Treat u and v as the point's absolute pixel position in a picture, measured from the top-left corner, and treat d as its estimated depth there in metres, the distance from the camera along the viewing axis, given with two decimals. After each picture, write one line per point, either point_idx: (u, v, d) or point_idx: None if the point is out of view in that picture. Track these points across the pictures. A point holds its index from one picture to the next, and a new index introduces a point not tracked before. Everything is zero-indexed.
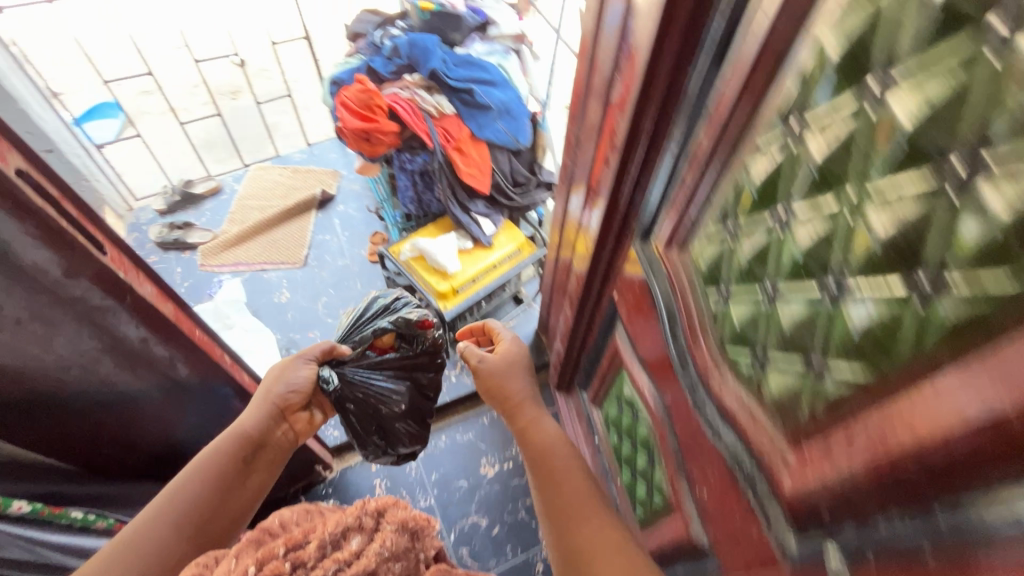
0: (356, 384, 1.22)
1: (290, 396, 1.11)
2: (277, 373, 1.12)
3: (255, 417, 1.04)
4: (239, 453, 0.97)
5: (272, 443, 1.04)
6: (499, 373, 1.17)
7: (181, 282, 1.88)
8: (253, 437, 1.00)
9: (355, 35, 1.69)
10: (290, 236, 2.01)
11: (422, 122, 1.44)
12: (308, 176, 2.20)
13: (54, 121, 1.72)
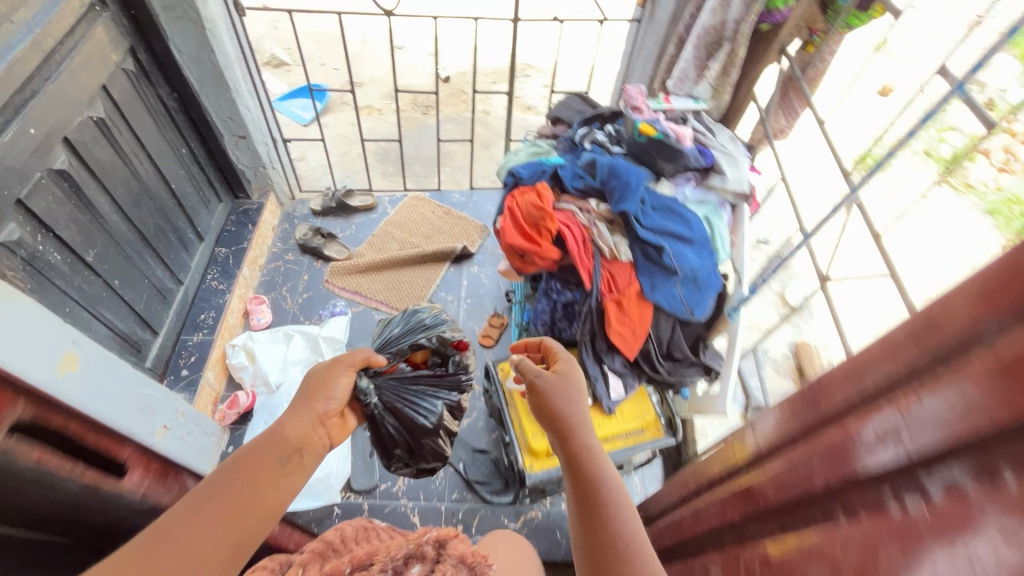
0: (391, 393, 1.01)
1: (330, 403, 0.86)
2: (319, 381, 0.88)
3: (292, 422, 0.79)
4: (271, 465, 0.73)
5: (313, 449, 0.79)
6: (566, 402, 0.88)
7: (302, 292, 1.87)
8: (286, 440, 0.76)
9: (556, 120, 1.51)
10: (416, 281, 1.92)
11: (588, 258, 1.20)
12: (457, 222, 2.10)
13: (255, 110, 1.73)
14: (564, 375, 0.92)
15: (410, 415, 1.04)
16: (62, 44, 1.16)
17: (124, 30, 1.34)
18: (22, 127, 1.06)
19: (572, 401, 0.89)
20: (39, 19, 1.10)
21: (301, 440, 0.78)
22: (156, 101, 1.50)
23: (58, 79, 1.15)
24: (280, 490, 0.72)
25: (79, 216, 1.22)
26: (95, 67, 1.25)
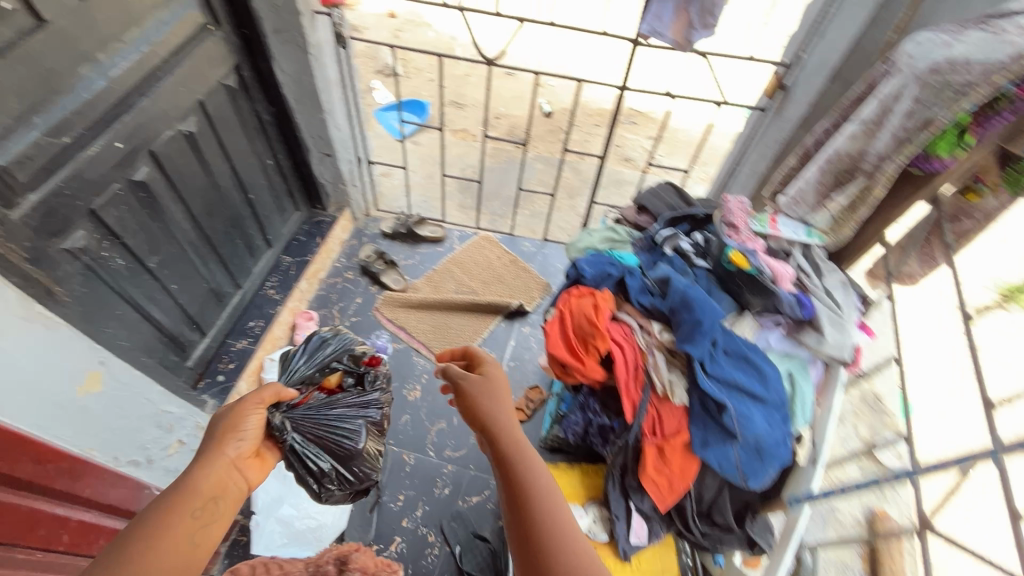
0: (311, 422, 1.00)
1: (242, 446, 0.85)
2: (229, 424, 0.85)
3: (200, 472, 0.78)
4: (186, 522, 0.73)
5: (230, 496, 0.80)
6: (488, 406, 0.99)
7: (351, 315, 1.86)
8: (198, 492, 0.77)
9: (642, 209, 1.37)
10: (462, 330, 1.85)
11: (636, 389, 1.04)
12: (520, 275, 2.01)
13: (345, 133, 1.75)
14: (485, 384, 1.03)
15: (334, 441, 1.02)
16: (165, 62, 1.19)
17: (231, 48, 1.37)
18: (108, 141, 1.09)
19: (494, 407, 0.99)
20: (147, 39, 1.12)
21: (216, 490, 0.78)
22: (251, 115, 1.53)
23: (154, 95, 1.17)
24: (194, 546, 0.72)
25: (148, 225, 1.26)
26: (195, 83, 1.28)
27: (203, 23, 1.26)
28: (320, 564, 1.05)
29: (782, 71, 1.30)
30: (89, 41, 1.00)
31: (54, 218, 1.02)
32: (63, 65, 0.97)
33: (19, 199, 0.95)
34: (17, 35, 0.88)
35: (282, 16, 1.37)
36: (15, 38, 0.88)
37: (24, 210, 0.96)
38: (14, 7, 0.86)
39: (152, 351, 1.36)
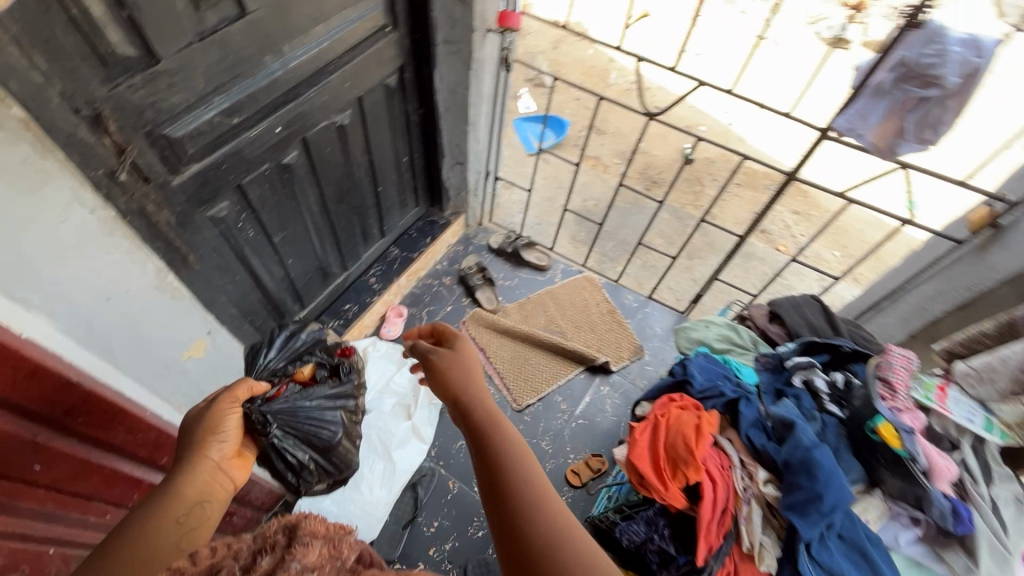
0: (289, 417, 1.09)
1: (223, 447, 0.89)
2: (211, 426, 0.88)
3: (184, 477, 0.81)
4: (174, 525, 0.75)
5: (216, 498, 0.84)
6: (462, 379, 1.03)
7: (437, 321, 1.86)
8: (184, 498, 0.79)
9: (774, 318, 1.23)
10: (539, 370, 1.78)
11: (716, 533, 0.91)
12: (614, 329, 1.90)
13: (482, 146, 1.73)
14: (460, 357, 1.08)
15: (314, 433, 1.13)
16: (340, 58, 1.22)
17: (402, 52, 1.38)
18: (269, 126, 1.13)
19: (465, 383, 1.02)
20: (330, 35, 1.15)
21: (202, 494, 0.81)
22: (401, 115, 1.54)
23: (320, 88, 1.20)
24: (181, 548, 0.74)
25: (282, 203, 1.31)
26: (361, 80, 1.30)
27: (383, 25, 1.28)
28: (266, 538, 0.74)
29: (999, 209, 1.08)
30: (280, 33, 1.04)
31: (205, 187, 1.07)
32: (252, 52, 1.01)
33: (183, 168, 1.01)
34: (221, 22, 0.93)
35: (456, 28, 1.36)
36: (218, 24, 0.93)
37: (184, 177, 1.02)
38: None
39: (255, 315, 1.43)
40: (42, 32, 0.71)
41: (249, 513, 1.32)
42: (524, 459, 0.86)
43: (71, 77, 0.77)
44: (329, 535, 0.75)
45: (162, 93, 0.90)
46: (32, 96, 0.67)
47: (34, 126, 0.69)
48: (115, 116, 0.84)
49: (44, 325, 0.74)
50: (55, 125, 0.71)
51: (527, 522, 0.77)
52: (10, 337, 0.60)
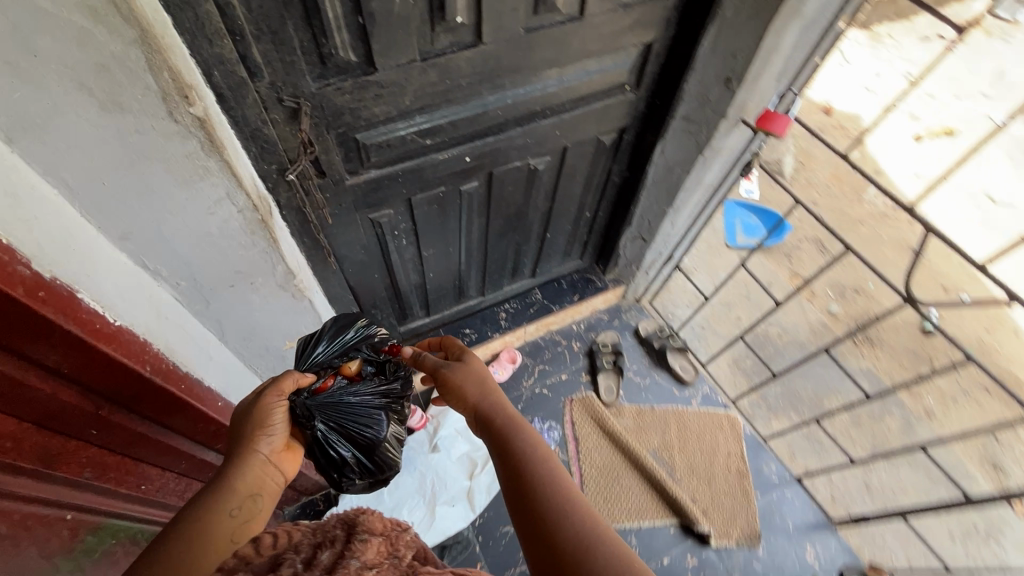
0: (333, 414, 0.94)
1: (272, 440, 0.82)
2: (257, 420, 0.81)
3: (235, 470, 0.76)
4: (224, 518, 0.70)
5: (269, 494, 0.78)
6: (476, 389, 0.87)
7: (545, 386, 1.69)
8: (236, 492, 0.74)
9: None
10: (625, 499, 1.51)
11: None
12: (736, 497, 1.54)
13: (675, 231, 1.50)
14: (471, 364, 0.92)
15: (357, 432, 0.98)
16: (562, 107, 1.09)
17: (631, 113, 1.20)
18: (459, 154, 1.05)
19: (481, 389, 0.88)
20: (560, 81, 1.02)
21: (257, 486, 0.76)
22: (602, 172, 1.38)
23: (527, 130, 1.09)
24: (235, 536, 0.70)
25: (444, 224, 1.25)
26: (575, 130, 1.16)
27: (624, 82, 1.11)
28: (324, 531, 0.59)
29: None
30: (506, 68, 0.93)
31: (373, 193, 1.04)
32: (471, 82, 0.92)
33: (361, 171, 0.98)
34: (450, 46, 0.85)
35: (704, 109, 1.13)
36: (447, 48, 0.85)
37: (359, 180, 0.99)
38: (464, 23, 0.82)
39: (378, 309, 1.42)
40: (274, 26, 0.69)
41: (288, 494, 1.31)
42: (541, 467, 0.73)
43: (287, 71, 0.75)
44: (389, 531, 0.61)
45: (366, 102, 0.85)
46: (232, 89, 0.64)
47: (225, 116, 0.67)
48: (315, 112, 0.82)
49: (166, 298, 0.75)
50: (246, 120, 0.69)
51: (561, 536, 0.63)
52: (104, 322, 0.59)
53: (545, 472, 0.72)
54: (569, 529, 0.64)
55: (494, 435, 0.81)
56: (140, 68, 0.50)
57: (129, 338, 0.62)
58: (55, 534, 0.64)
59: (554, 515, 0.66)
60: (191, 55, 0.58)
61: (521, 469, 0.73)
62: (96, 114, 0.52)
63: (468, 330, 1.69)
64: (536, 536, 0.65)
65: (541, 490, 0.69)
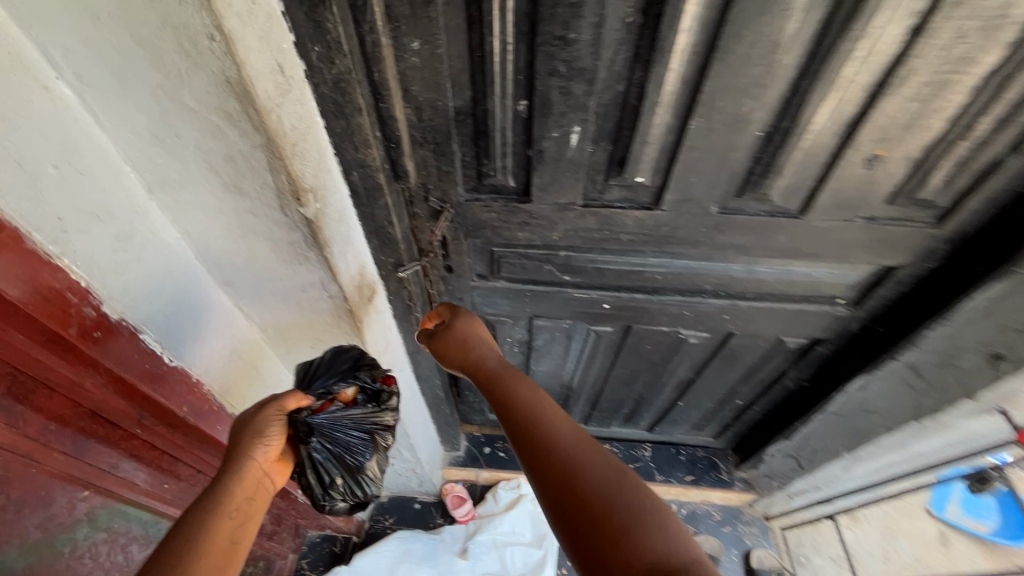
0: (331, 437, 0.72)
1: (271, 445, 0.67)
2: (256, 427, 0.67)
3: (228, 478, 0.62)
4: (222, 523, 0.58)
5: (263, 503, 0.65)
6: (465, 342, 0.75)
7: None
8: (232, 496, 0.61)
9: None
10: None
11: None
12: None
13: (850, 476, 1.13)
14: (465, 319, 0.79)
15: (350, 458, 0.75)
16: (741, 295, 0.88)
17: (834, 329, 0.94)
18: (598, 298, 0.92)
19: (475, 333, 0.76)
20: (749, 269, 0.83)
21: (256, 490, 0.63)
22: (773, 370, 1.10)
23: (686, 302, 0.91)
24: (235, 543, 0.58)
25: (564, 351, 1.13)
26: (751, 320, 0.94)
27: (837, 296, 0.86)
28: None
29: None
30: (682, 238, 0.77)
31: (497, 300, 0.97)
32: (634, 240, 0.79)
33: (490, 278, 0.92)
34: (621, 200, 0.73)
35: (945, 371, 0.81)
36: (616, 201, 0.74)
37: (485, 285, 0.93)
38: (644, 183, 0.70)
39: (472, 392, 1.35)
40: (439, 138, 0.67)
41: (313, 522, 1.31)
42: (522, 395, 0.65)
43: (441, 179, 0.72)
44: None
45: (511, 225, 0.79)
46: (367, 189, 0.63)
47: (354, 210, 0.66)
48: (458, 219, 0.79)
49: (252, 338, 0.77)
50: (375, 216, 0.67)
51: (552, 459, 0.56)
52: (156, 362, 0.60)
53: (530, 402, 0.64)
54: (562, 455, 0.57)
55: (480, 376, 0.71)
56: (261, 167, 0.50)
57: (175, 378, 0.64)
58: (60, 512, 0.69)
59: (545, 446, 0.58)
60: (334, 155, 0.58)
61: (506, 408, 0.64)
62: (219, 190, 0.53)
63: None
64: (528, 468, 0.58)
65: (534, 424, 0.61)
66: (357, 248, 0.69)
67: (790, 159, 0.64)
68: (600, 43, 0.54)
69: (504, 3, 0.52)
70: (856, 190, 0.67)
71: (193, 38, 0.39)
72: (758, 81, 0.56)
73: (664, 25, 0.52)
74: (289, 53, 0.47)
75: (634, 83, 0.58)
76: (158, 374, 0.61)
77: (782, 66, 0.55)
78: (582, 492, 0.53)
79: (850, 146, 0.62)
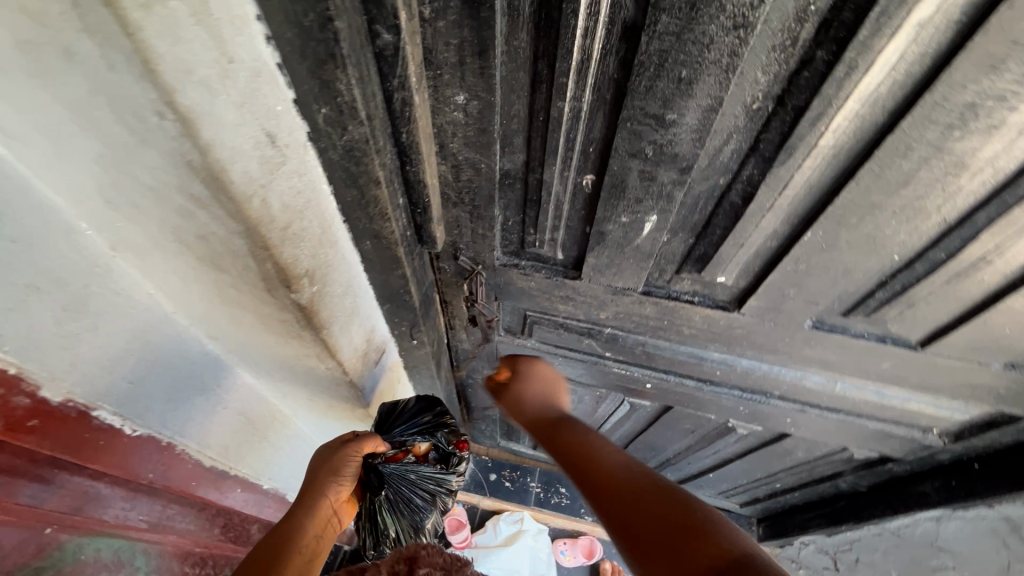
0: (400, 492, 0.75)
1: (343, 488, 0.66)
2: (331, 464, 0.65)
3: (303, 512, 0.61)
4: (296, 555, 0.56)
5: (326, 542, 0.63)
6: (520, 398, 0.68)
7: None
8: (306, 529, 0.59)
9: None
10: None
11: None
12: None
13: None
14: (528, 374, 0.71)
15: (410, 514, 0.77)
16: (812, 403, 0.74)
17: (917, 455, 0.78)
18: (639, 377, 0.80)
19: (530, 386, 0.69)
20: (831, 384, 0.68)
21: (320, 529, 0.62)
22: (827, 471, 0.96)
23: (744, 398, 0.77)
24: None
25: (589, 411, 1.01)
26: (817, 427, 0.79)
27: (933, 427, 0.71)
28: None
29: None
30: (758, 343, 0.63)
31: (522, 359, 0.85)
32: (697, 334, 0.65)
33: (519, 336, 0.80)
34: (691, 294, 0.59)
35: None
36: (685, 293, 0.60)
37: (512, 341, 0.81)
38: (725, 283, 0.56)
39: (484, 424, 1.25)
40: (478, 201, 0.54)
41: None
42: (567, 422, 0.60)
43: (475, 240, 0.59)
44: None
45: (552, 296, 0.66)
46: (383, 258, 0.51)
47: (365, 274, 0.54)
48: (491, 279, 0.67)
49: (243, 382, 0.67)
50: (391, 286, 0.56)
51: (602, 479, 0.48)
52: (114, 436, 0.51)
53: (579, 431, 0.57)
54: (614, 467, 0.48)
55: (521, 411, 0.66)
56: (241, 252, 0.38)
57: (141, 446, 0.55)
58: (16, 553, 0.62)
59: (595, 464, 0.50)
60: (343, 224, 0.46)
61: (559, 439, 0.57)
62: (193, 262, 0.42)
63: (563, 491, 1.46)
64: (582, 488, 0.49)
65: (585, 449, 0.53)
66: (365, 314, 0.57)
67: (927, 292, 0.49)
68: (707, 131, 0.40)
69: (584, 64, 0.38)
70: (1006, 337, 0.52)
71: (139, 109, 0.28)
72: (917, 204, 0.41)
73: (805, 121, 0.37)
74: (285, 116, 0.34)
75: (741, 180, 0.44)
76: (119, 446, 0.52)
77: (958, 192, 0.40)
78: (635, 497, 0.44)
79: (1019, 292, 0.46)
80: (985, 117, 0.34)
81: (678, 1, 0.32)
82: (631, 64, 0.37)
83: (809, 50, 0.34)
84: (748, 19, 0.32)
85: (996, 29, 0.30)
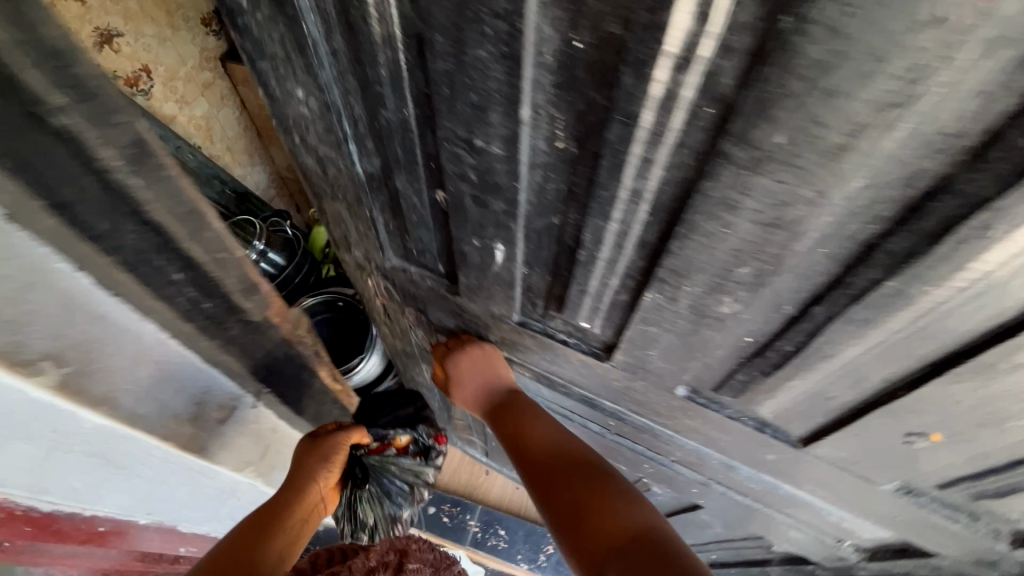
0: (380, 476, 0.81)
1: (332, 472, 0.69)
2: (321, 449, 0.68)
3: (294, 493, 0.63)
4: (287, 524, 0.59)
5: (314, 520, 0.66)
6: (466, 388, 0.67)
7: None
8: (297, 504, 0.63)
9: None
10: None
11: None
12: None
13: None
14: (461, 365, 0.66)
15: (389, 505, 0.82)
16: (717, 481, 0.67)
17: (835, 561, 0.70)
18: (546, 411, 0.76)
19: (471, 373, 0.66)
20: (728, 465, 0.61)
21: (309, 507, 0.64)
22: (755, 558, 0.87)
23: (648, 458, 0.71)
24: (292, 548, 0.59)
25: None
26: (727, 507, 0.72)
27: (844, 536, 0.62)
28: None
29: None
30: (638, 401, 0.58)
31: None
32: (581, 378, 0.61)
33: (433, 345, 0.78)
34: (566, 335, 0.55)
35: None
36: (561, 333, 0.56)
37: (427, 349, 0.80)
38: (591, 329, 0.52)
39: None
40: (351, 199, 0.53)
41: None
42: (522, 399, 0.64)
43: (362, 237, 0.59)
44: None
45: (444, 309, 0.64)
46: (197, 318, 0.46)
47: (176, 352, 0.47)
48: (388, 280, 0.66)
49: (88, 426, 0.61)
50: None
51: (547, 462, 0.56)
52: None
53: (527, 407, 0.63)
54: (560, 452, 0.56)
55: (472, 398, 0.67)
56: None
57: None
58: None
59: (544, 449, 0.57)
60: (110, 301, 0.39)
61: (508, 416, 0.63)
62: None
63: (502, 534, 1.36)
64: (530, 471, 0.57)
65: (530, 430, 0.60)
66: (187, 392, 0.51)
67: (791, 384, 0.43)
68: (518, 163, 0.37)
69: (395, 76, 0.37)
70: (889, 453, 0.44)
71: None
72: (748, 284, 0.36)
73: (603, 169, 0.34)
74: None
75: (571, 223, 0.40)
76: None
77: (788, 278, 0.34)
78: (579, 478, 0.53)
79: (888, 405, 0.39)
80: (790, 199, 0.29)
81: (444, 21, 0.30)
82: (431, 82, 0.35)
83: (590, 94, 0.30)
84: (514, 49, 0.29)
85: (766, 97, 0.25)
